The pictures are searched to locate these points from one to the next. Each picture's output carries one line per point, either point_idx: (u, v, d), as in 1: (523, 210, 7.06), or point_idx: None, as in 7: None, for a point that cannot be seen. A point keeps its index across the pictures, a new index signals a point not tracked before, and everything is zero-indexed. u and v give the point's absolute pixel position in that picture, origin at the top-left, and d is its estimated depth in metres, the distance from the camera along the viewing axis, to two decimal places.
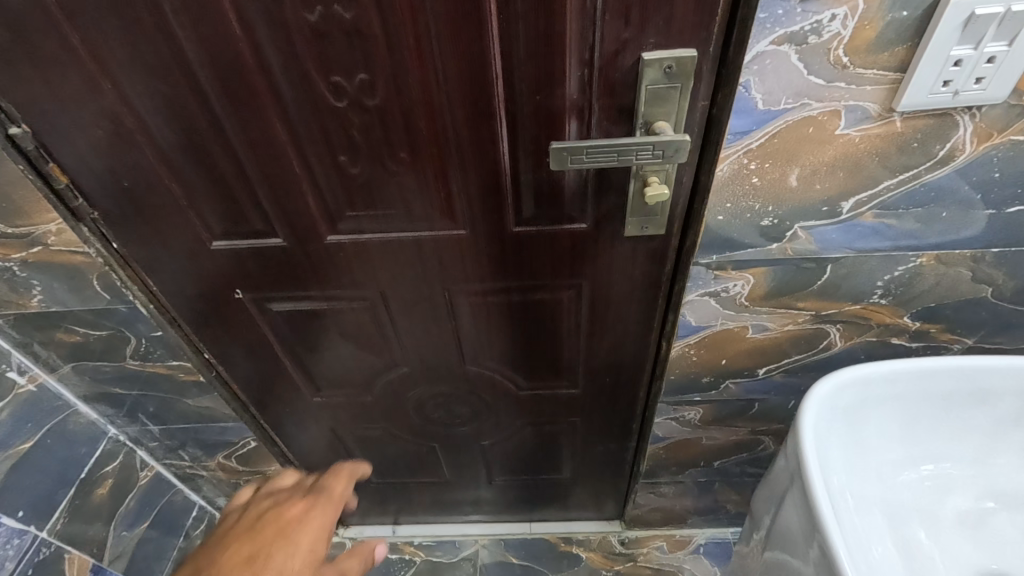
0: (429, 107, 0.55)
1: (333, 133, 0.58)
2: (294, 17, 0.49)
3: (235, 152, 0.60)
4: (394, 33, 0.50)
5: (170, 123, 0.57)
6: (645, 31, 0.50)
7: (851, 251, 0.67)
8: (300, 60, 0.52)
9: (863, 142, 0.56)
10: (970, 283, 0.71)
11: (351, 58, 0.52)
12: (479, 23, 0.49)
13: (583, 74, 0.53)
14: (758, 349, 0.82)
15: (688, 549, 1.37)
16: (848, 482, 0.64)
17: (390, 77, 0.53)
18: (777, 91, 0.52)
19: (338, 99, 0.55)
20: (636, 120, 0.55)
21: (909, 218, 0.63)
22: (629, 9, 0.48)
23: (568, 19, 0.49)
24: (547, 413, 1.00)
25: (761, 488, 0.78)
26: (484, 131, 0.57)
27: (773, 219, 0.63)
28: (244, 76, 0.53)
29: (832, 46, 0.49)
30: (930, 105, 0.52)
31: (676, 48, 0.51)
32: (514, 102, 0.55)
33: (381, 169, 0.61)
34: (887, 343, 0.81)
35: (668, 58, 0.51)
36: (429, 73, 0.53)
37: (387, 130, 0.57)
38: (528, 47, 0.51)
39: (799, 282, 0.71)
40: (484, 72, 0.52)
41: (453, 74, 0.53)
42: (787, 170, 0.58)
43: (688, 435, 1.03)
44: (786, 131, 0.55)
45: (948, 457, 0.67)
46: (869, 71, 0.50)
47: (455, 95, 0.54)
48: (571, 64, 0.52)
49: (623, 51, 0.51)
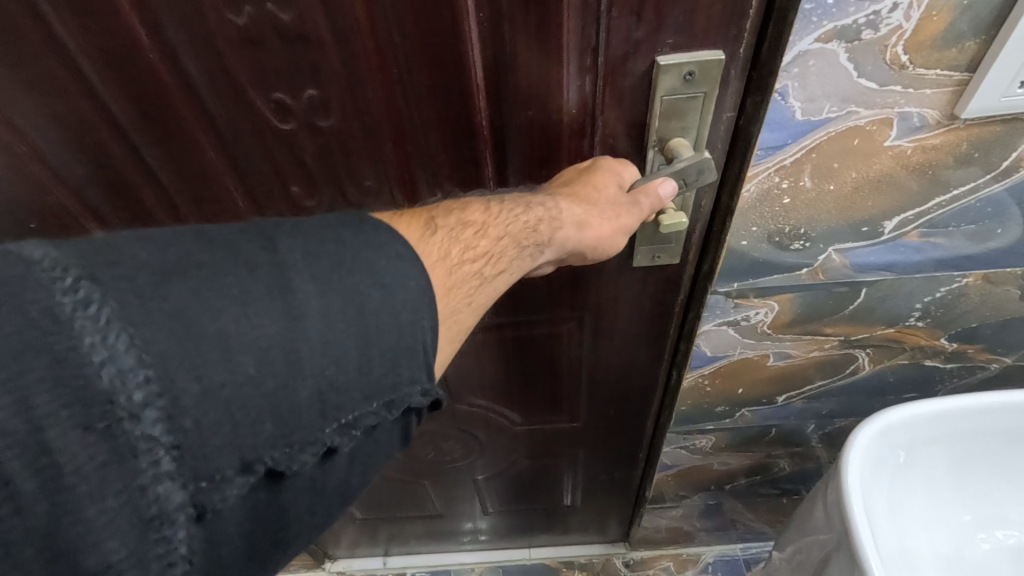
0: (396, 127, 0.45)
1: (281, 160, 0.47)
2: (218, 19, 0.39)
3: (162, 186, 0.49)
4: (346, 37, 0.40)
5: (77, 152, 0.46)
6: (661, 29, 0.40)
7: (890, 273, 0.59)
8: (231, 74, 0.42)
9: (916, 154, 0.47)
10: (1018, 301, 0.63)
11: (295, 70, 0.42)
12: (455, 24, 0.39)
13: (584, 83, 0.43)
14: (778, 376, 0.74)
15: (696, 568, 1.30)
16: (897, 541, 0.56)
17: (346, 92, 0.43)
18: (820, 97, 0.42)
19: (284, 120, 0.45)
20: (648, 137, 0.46)
21: (959, 236, 0.55)
22: (642, 3, 0.39)
23: (566, 17, 0.39)
24: (546, 446, 0.92)
25: (787, 534, 0.69)
26: (464, 153, 0.47)
27: (804, 243, 0.54)
28: (162, 94, 0.43)
29: (890, 42, 0.39)
30: (1001, 110, 0.43)
31: (700, 49, 0.41)
32: (500, 118, 0.45)
33: (343, 200, 0.51)
34: (919, 365, 0.73)
35: (688, 62, 0.41)
36: (394, 87, 0.43)
37: (347, 154, 0.47)
38: (516, 52, 0.41)
39: (830, 308, 0.63)
40: (463, 84, 0.43)
41: (425, 87, 0.43)
42: (825, 188, 0.49)
43: (699, 461, 0.95)
44: (826, 144, 0.46)
45: (1000, 498, 0.60)
46: (932, 71, 0.41)
47: (428, 112, 0.45)
48: (570, 73, 0.42)
49: (634, 54, 0.41)
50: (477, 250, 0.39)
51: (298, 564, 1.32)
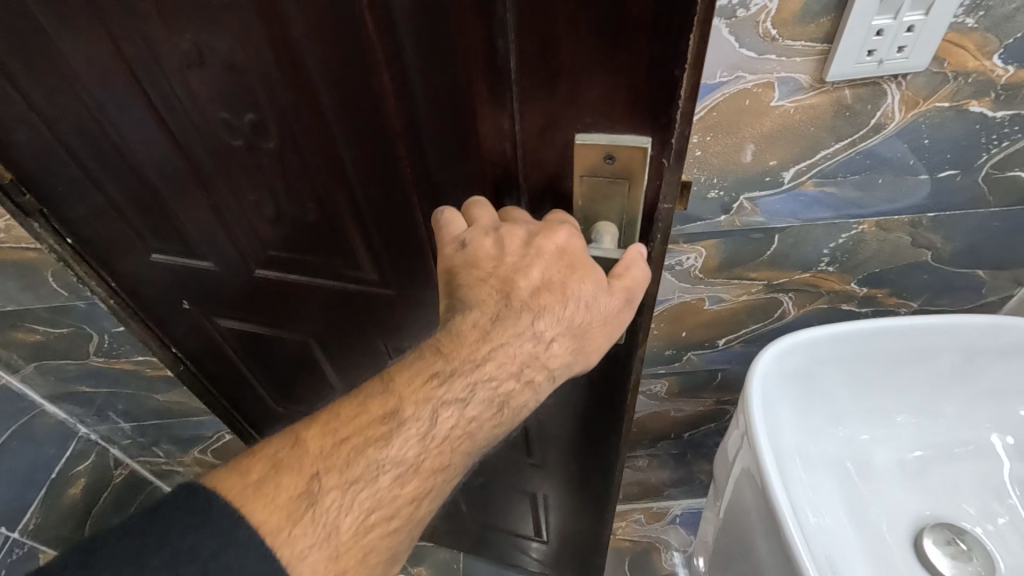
0: (329, 155, 0.54)
1: (238, 168, 0.58)
2: (172, 47, 0.49)
3: (147, 175, 0.61)
4: (279, 77, 0.49)
5: (84, 136, 0.58)
6: (579, 105, 0.42)
7: (796, 220, 0.69)
8: (195, 94, 0.52)
9: (798, 112, 0.58)
10: (911, 247, 0.74)
11: (239, 97, 0.51)
12: (365, 75, 0.46)
13: (505, 144, 0.46)
14: (716, 320, 0.85)
15: (665, 519, 1.42)
16: (796, 444, 0.65)
17: (282, 119, 0.52)
18: (712, 64, 0.53)
19: (235, 136, 0.55)
20: (575, 214, 0.49)
21: (848, 186, 0.66)
22: (553, 80, 0.41)
23: (475, 83, 0.43)
24: (510, 472, 0.97)
25: (719, 460, 0.79)
26: (392, 185, 0.55)
27: (719, 191, 0.65)
28: (143, 101, 0.54)
29: (759, 19, 0.50)
30: (858, 75, 0.54)
31: (620, 133, 0.43)
32: (418, 160, 0.51)
33: (292, 208, 0.61)
34: (838, 309, 0.84)
35: (606, 144, 0.43)
36: (321, 121, 0.51)
37: (289, 171, 0.57)
38: (428, 106, 0.46)
39: (749, 253, 0.73)
40: (381, 125, 0.49)
41: (348, 124, 0.51)
42: (729, 143, 0.60)
43: (656, 407, 1.06)
44: (723, 104, 0.56)
45: (894, 414, 0.68)
46: (797, 42, 0.52)
47: (357, 147, 0.52)
48: (487, 135, 0.46)
49: (553, 126, 0.44)
50: (394, 495, 0.45)
51: None
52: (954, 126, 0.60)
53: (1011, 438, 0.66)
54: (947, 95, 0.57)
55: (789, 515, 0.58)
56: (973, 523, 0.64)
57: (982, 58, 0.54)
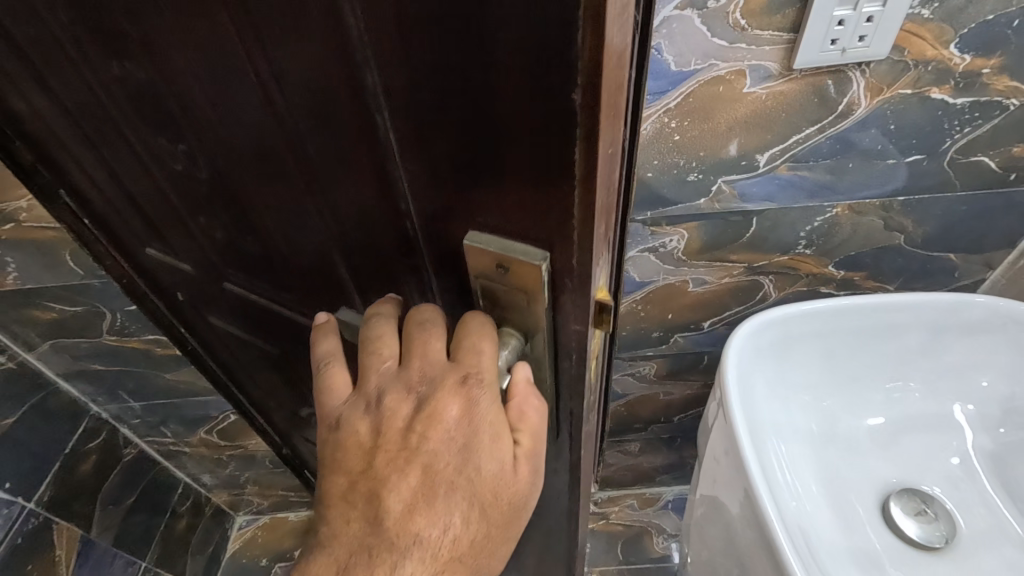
0: (255, 203, 0.42)
1: (181, 190, 0.47)
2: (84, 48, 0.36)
3: (106, 175, 0.52)
4: (161, 127, 0.40)
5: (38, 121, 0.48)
6: (469, 203, 0.30)
7: (772, 203, 0.73)
8: (120, 107, 0.40)
9: (770, 98, 0.62)
10: (884, 231, 0.78)
11: (161, 121, 0.39)
12: (271, 127, 0.34)
13: (407, 229, 0.35)
14: (700, 303, 0.89)
15: (657, 505, 1.46)
16: (769, 415, 0.69)
17: (204, 155, 0.40)
18: (687, 53, 0.57)
19: (171, 159, 0.43)
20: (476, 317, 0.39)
21: (820, 170, 0.69)
22: (435, 170, 0.30)
23: (365, 154, 0.32)
24: None
25: (700, 435, 0.82)
26: (318, 249, 0.44)
27: (698, 175, 0.69)
28: (77, 105, 0.43)
29: (729, 10, 0.54)
30: (823, 63, 0.58)
31: (514, 241, 0.31)
32: (332, 231, 0.40)
33: (239, 242, 0.50)
34: (817, 292, 0.87)
35: (495, 253, 0.32)
36: (240, 167, 0.39)
37: (226, 207, 0.45)
38: (336, 175, 0.34)
39: (729, 236, 0.77)
40: (293, 185, 0.38)
41: (266, 177, 0.39)
42: (705, 128, 0.64)
43: (645, 390, 1.10)
44: (698, 90, 0.60)
45: (864, 388, 0.72)
46: (765, 32, 0.56)
47: (271, 204, 0.41)
48: (390, 216, 0.35)
49: (447, 219, 0.32)
50: None
51: (300, 505, 1.46)
52: (918, 112, 0.64)
53: (972, 407, 0.69)
54: (910, 82, 0.60)
55: (761, 483, 0.60)
56: (935, 487, 0.68)
57: (940, 46, 0.58)
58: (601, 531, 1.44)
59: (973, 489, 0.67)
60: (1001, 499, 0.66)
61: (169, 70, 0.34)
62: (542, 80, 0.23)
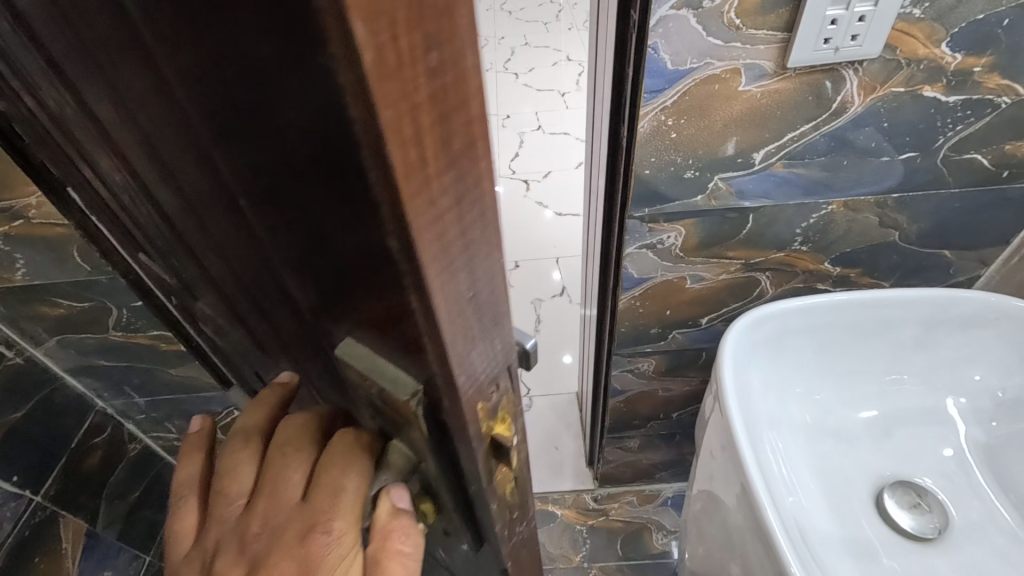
0: (170, 253, 0.40)
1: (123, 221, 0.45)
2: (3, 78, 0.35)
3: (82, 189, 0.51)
4: (85, 163, 0.38)
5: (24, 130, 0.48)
6: (330, 306, 0.27)
7: (768, 200, 0.74)
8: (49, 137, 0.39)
9: (764, 96, 0.63)
10: (879, 228, 0.79)
11: (82, 158, 0.37)
12: (156, 189, 0.31)
13: (287, 314, 0.32)
14: (698, 299, 0.90)
15: (656, 502, 1.47)
16: (765, 409, 0.70)
17: (120, 198, 0.38)
18: (683, 51, 0.58)
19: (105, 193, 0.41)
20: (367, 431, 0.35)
21: (816, 167, 0.71)
22: (289, 262, 0.26)
23: (230, 230, 0.28)
24: None
25: (697, 433, 0.83)
26: (230, 310, 0.41)
27: (695, 172, 0.70)
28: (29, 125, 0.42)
29: (725, 10, 0.55)
30: (817, 61, 0.59)
31: (383, 364, 0.27)
32: (235, 296, 0.37)
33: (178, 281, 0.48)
34: (813, 288, 0.88)
35: (369, 370, 0.28)
36: (147, 217, 0.37)
37: (156, 248, 0.43)
38: (218, 246, 0.31)
39: (726, 232, 0.78)
40: (189, 244, 0.35)
41: (167, 232, 0.36)
42: (702, 126, 0.65)
43: (644, 387, 1.11)
44: (694, 88, 0.61)
45: (858, 383, 0.73)
46: (760, 31, 0.57)
47: (181, 258, 0.39)
48: (270, 297, 0.32)
49: (315, 318, 0.29)
50: None
51: None
52: (911, 110, 0.65)
53: (965, 400, 0.71)
54: (902, 80, 0.62)
55: (758, 474, 0.60)
56: (927, 478, 0.69)
57: (932, 45, 0.59)
58: (601, 528, 1.45)
59: (967, 482, 0.68)
60: (993, 491, 0.67)
61: (59, 110, 0.32)
62: (359, 193, 0.20)
